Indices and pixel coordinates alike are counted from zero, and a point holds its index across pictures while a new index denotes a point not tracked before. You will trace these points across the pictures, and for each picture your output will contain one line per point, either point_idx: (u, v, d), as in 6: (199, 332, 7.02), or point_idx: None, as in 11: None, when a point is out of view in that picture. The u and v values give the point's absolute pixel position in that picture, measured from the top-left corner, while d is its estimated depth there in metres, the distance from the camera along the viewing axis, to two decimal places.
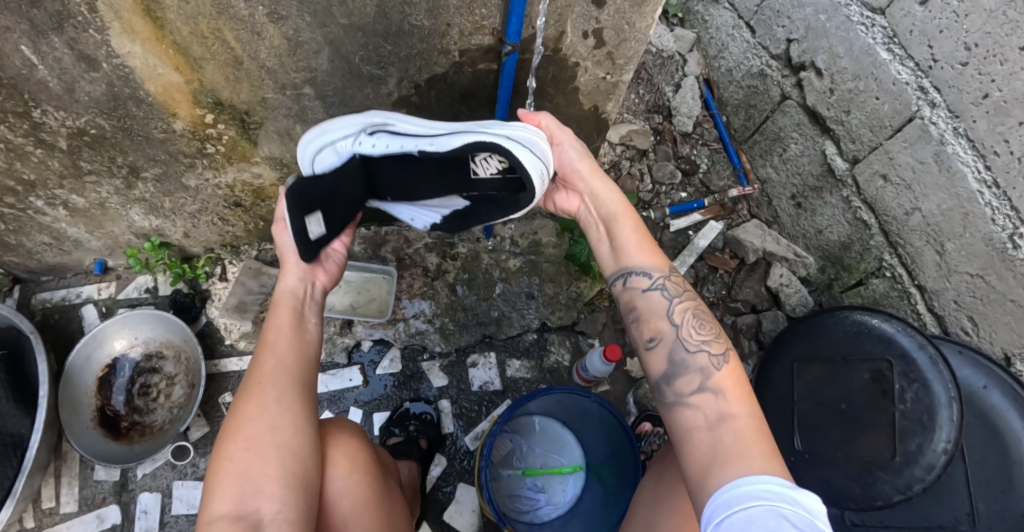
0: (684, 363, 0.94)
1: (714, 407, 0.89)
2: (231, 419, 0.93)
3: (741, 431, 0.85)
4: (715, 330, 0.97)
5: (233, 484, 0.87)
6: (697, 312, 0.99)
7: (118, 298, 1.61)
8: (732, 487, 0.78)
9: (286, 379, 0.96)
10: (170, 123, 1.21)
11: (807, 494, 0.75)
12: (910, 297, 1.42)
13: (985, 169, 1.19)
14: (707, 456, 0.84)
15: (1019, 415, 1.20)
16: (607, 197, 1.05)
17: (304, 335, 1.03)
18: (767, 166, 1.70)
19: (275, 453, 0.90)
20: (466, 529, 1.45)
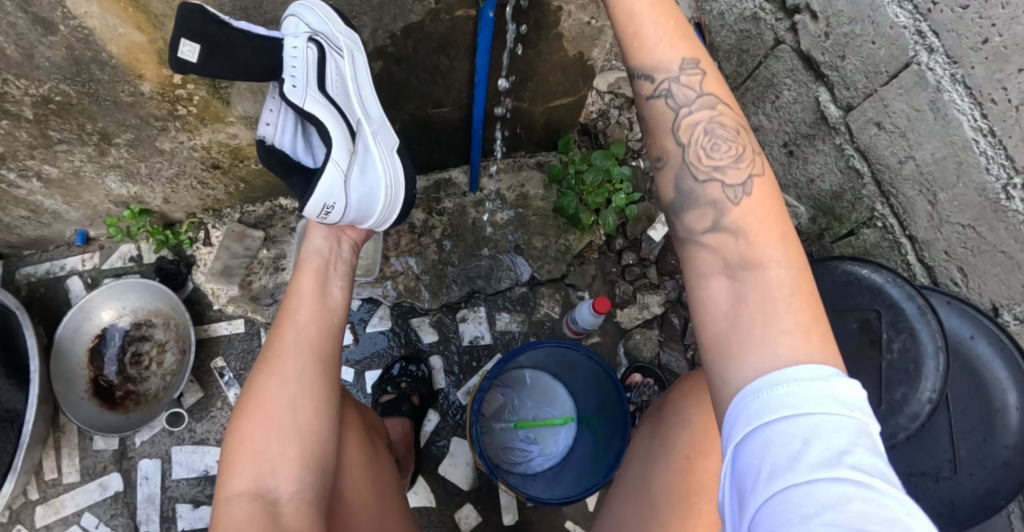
0: (693, 195, 0.83)
1: (730, 249, 0.78)
2: (247, 397, 0.98)
3: (769, 289, 0.74)
4: (734, 154, 0.83)
5: (251, 464, 0.92)
6: (710, 126, 0.84)
7: (103, 268, 1.59)
8: (751, 395, 0.69)
9: (304, 359, 1.01)
10: (137, 85, 1.16)
11: (837, 387, 0.66)
12: (900, 247, 1.42)
13: (982, 117, 1.17)
14: (724, 318, 0.76)
15: (1005, 365, 1.21)
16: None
17: (323, 314, 1.08)
18: (759, 114, 1.64)
19: (293, 435, 0.94)
20: (460, 481, 1.46)
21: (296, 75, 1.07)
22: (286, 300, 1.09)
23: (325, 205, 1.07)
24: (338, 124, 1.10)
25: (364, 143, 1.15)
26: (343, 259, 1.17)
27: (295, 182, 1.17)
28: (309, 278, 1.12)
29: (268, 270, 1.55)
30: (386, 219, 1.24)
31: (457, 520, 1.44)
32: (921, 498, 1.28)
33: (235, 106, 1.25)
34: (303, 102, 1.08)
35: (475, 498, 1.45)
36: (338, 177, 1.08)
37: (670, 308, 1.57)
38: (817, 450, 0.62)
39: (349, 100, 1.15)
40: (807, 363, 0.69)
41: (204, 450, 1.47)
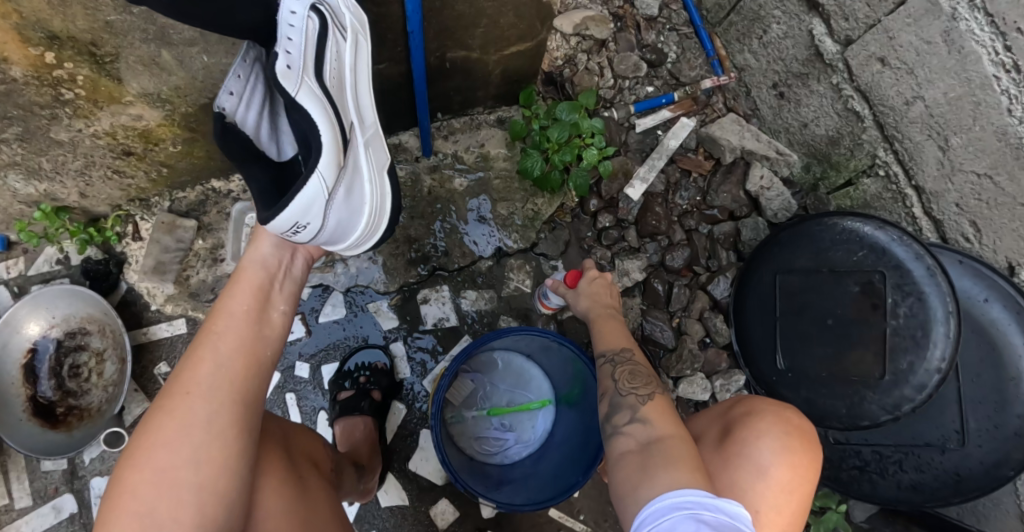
0: (617, 404, 0.97)
1: (644, 432, 0.90)
2: (142, 439, 0.82)
3: (671, 447, 0.85)
4: (648, 382, 0.99)
5: (131, 530, 0.76)
6: (633, 369, 1.02)
7: (29, 274, 1.43)
8: (654, 502, 0.76)
9: (219, 400, 0.86)
10: (6, 71, 0.97)
11: (726, 501, 0.75)
12: (905, 199, 1.27)
13: (1004, 49, 1.00)
14: (637, 468, 0.84)
15: (1020, 330, 1.11)
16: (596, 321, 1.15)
17: (251, 345, 0.93)
18: (745, 51, 1.46)
19: (193, 496, 0.79)
20: (433, 475, 1.33)
21: (293, 53, 0.87)
22: (209, 322, 0.94)
23: (297, 223, 0.88)
24: (333, 124, 0.91)
25: (355, 155, 0.98)
26: (289, 278, 1.03)
27: (257, 171, 0.93)
28: (243, 294, 0.97)
29: (206, 263, 1.39)
30: (358, 247, 1.10)
31: (433, 516, 1.32)
32: (925, 470, 1.21)
33: (129, 83, 1.06)
34: (296, 90, 0.87)
35: (452, 492, 1.33)
36: (320, 193, 0.89)
37: (650, 274, 1.44)
38: (705, 531, 0.68)
39: (346, 96, 0.98)
40: (691, 486, 0.77)
41: None
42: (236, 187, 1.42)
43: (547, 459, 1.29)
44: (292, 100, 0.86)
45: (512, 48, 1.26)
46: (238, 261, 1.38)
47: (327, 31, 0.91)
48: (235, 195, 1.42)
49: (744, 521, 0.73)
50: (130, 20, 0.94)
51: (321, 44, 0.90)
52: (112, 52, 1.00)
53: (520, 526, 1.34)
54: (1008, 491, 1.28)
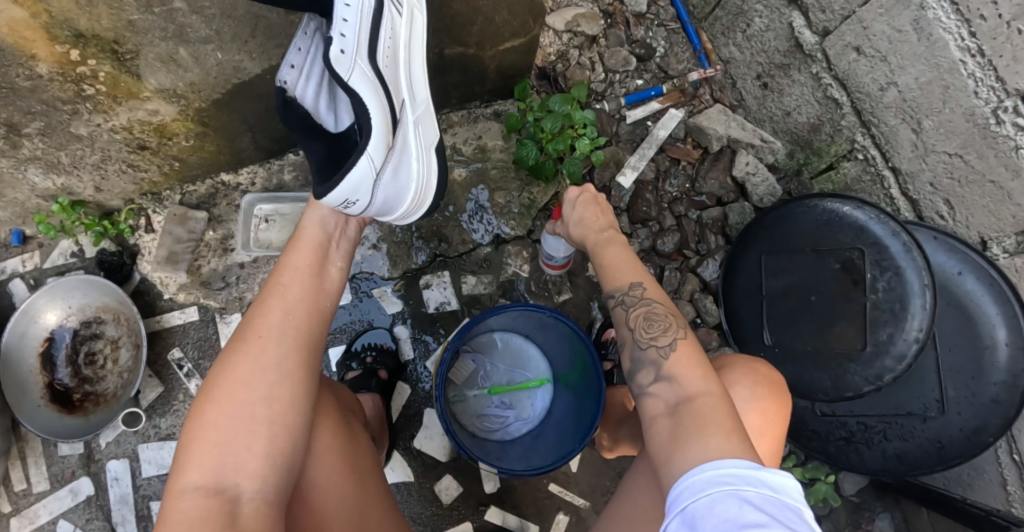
0: (641, 359, 0.97)
1: (671, 393, 0.90)
2: (220, 377, 0.94)
3: (695, 406, 0.86)
4: (666, 326, 0.98)
5: (211, 453, 0.87)
6: (649, 313, 1.01)
7: (45, 267, 1.48)
8: (692, 472, 0.77)
9: (288, 346, 0.98)
10: (33, 68, 1.04)
11: (773, 473, 0.73)
12: (883, 180, 1.33)
13: (969, 36, 1.07)
14: (669, 438, 0.85)
15: (993, 300, 1.17)
16: (600, 253, 1.12)
17: (312, 300, 1.05)
18: (730, 44, 1.53)
19: (266, 427, 0.90)
20: (437, 452, 1.39)
21: (346, 36, 0.97)
22: (276, 278, 1.07)
23: (348, 200, 0.97)
24: (380, 108, 1.01)
25: (402, 134, 1.07)
26: (347, 238, 1.16)
27: (317, 146, 1.03)
28: (306, 255, 1.10)
29: (216, 253, 1.45)
30: (403, 219, 1.18)
31: (437, 491, 1.38)
32: (908, 439, 1.27)
33: (147, 79, 1.12)
34: (349, 74, 0.98)
35: (456, 468, 1.39)
36: (368, 173, 0.98)
37: (643, 258, 1.50)
38: (751, 512, 0.67)
39: (395, 78, 1.08)
40: (731, 454, 0.77)
41: (171, 446, 1.42)
42: (245, 180, 1.48)
43: (546, 435, 1.35)
44: (345, 84, 0.98)
45: (507, 44, 1.33)
46: (247, 250, 1.42)
47: (376, 17, 1.02)
48: (244, 187, 1.48)
49: (795, 494, 0.71)
50: (152, 19, 1.01)
51: (372, 30, 1.01)
52: (133, 49, 1.06)
53: (521, 500, 1.40)
54: (990, 460, 1.34)
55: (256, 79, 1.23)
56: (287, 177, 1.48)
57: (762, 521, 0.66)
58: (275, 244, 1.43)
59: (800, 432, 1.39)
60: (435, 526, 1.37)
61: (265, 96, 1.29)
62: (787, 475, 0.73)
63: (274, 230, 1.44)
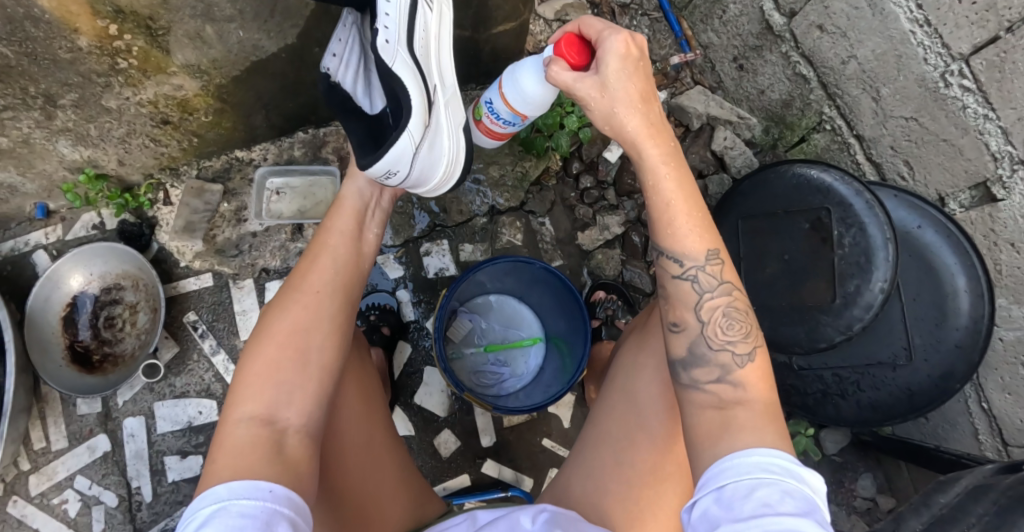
0: (705, 357, 0.96)
1: (730, 393, 0.93)
2: (274, 325, 1.04)
3: (753, 411, 0.90)
4: (745, 330, 0.97)
5: (267, 390, 0.99)
6: (727, 310, 0.98)
7: (67, 239, 1.58)
8: (739, 454, 0.83)
9: (336, 304, 1.09)
10: (74, 40, 1.13)
11: (810, 474, 0.80)
12: (849, 148, 1.44)
13: (917, 8, 1.19)
14: (719, 424, 0.90)
15: (951, 250, 1.26)
16: (669, 181, 0.98)
17: (355, 264, 1.16)
18: (708, 31, 1.64)
19: (316, 372, 1.03)
20: (437, 407, 1.47)
21: (390, 27, 1.03)
22: (323, 239, 1.16)
23: (388, 171, 1.06)
24: (419, 89, 1.06)
25: (438, 116, 1.11)
26: (380, 209, 1.23)
27: (356, 126, 1.12)
28: (349, 221, 1.18)
29: (230, 223, 1.55)
30: (436, 191, 1.24)
31: (437, 445, 1.45)
32: (881, 388, 1.35)
33: (175, 54, 1.22)
34: (392, 61, 1.03)
35: (453, 423, 1.46)
36: (408, 148, 1.05)
37: (629, 229, 1.60)
38: (788, 503, 0.75)
39: (433, 62, 1.12)
40: (778, 449, 0.83)
41: (185, 403, 1.51)
42: (257, 155, 1.58)
43: (537, 391, 1.44)
44: (389, 71, 1.03)
45: (501, 27, 1.45)
46: (261, 219, 1.52)
47: (416, 5, 1.06)
48: (256, 163, 1.58)
49: (825, 495, 0.80)
50: None
51: (411, 17, 1.06)
52: (165, 26, 1.16)
53: (516, 454, 1.47)
54: (962, 411, 1.41)
55: (272, 57, 1.35)
56: (296, 153, 1.59)
57: (796, 514, 0.74)
58: (286, 215, 1.53)
59: (779, 387, 1.48)
60: (436, 479, 1.44)
61: (279, 74, 1.40)
62: (820, 478, 0.81)
63: (284, 202, 1.54)
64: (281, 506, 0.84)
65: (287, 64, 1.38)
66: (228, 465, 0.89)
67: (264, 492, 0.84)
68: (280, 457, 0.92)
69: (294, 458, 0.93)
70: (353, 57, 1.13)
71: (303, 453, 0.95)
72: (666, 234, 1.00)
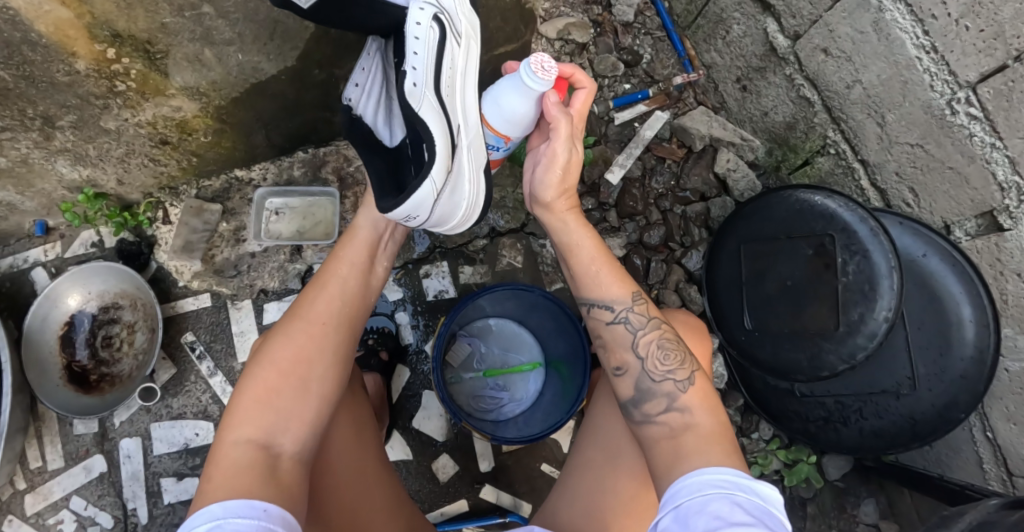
0: (651, 391, 1.01)
1: (680, 420, 0.96)
2: (279, 349, 1.03)
3: (702, 435, 0.93)
4: (680, 359, 1.02)
5: (266, 414, 0.98)
6: (661, 341, 1.05)
7: (66, 256, 1.57)
8: (692, 475, 0.86)
9: (342, 336, 1.09)
10: (72, 64, 1.12)
11: (762, 484, 0.82)
12: (854, 172, 1.43)
13: (923, 34, 1.17)
14: (671, 456, 0.92)
15: (957, 279, 1.24)
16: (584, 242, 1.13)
17: (364, 295, 1.16)
18: (711, 50, 1.63)
19: (315, 403, 1.02)
20: (435, 431, 1.46)
21: (417, 69, 1.00)
22: (333, 267, 1.15)
23: (408, 216, 1.04)
24: (445, 134, 1.03)
25: (461, 158, 1.08)
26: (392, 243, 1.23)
27: (376, 163, 1.09)
28: (360, 251, 1.18)
29: (229, 243, 1.54)
30: (451, 230, 1.22)
31: (435, 470, 1.44)
32: (884, 416, 1.33)
33: (174, 76, 1.21)
34: (418, 105, 1.00)
35: (452, 447, 1.45)
36: (429, 195, 1.03)
37: (630, 250, 1.61)
38: (739, 514, 0.77)
39: (460, 101, 1.08)
40: (722, 465, 0.86)
41: (182, 424, 1.50)
42: (257, 175, 1.56)
43: (535, 415, 1.42)
44: (415, 115, 1.00)
45: (501, 49, 1.46)
46: (259, 239, 1.50)
47: (444, 43, 1.03)
48: (256, 183, 1.56)
49: (779, 503, 0.81)
50: (182, 22, 1.13)
51: (439, 58, 1.03)
52: (164, 49, 1.16)
53: (515, 479, 1.46)
54: (966, 439, 1.39)
55: (271, 79, 1.34)
56: (296, 173, 1.57)
57: (749, 523, 0.76)
58: (285, 235, 1.52)
59: (782, 413, 1.46)
60: (433, 503, 1.43)
61: (278, 95, 1.39)
62: (772, 486, 0.83)
63: (283, 222, 1.53)
64: (274, 524, 0.84)
65: (286, 85, 1.37)
66: (222, 486, 0.87)
67: (257, 511, 0.84)
68: (273, 481, 0.91)
69: (288, 485, 0.92)
70: (376, 89, 1.16)
71: (296, 481, 0.94)
72: (595, 285, 1.10)
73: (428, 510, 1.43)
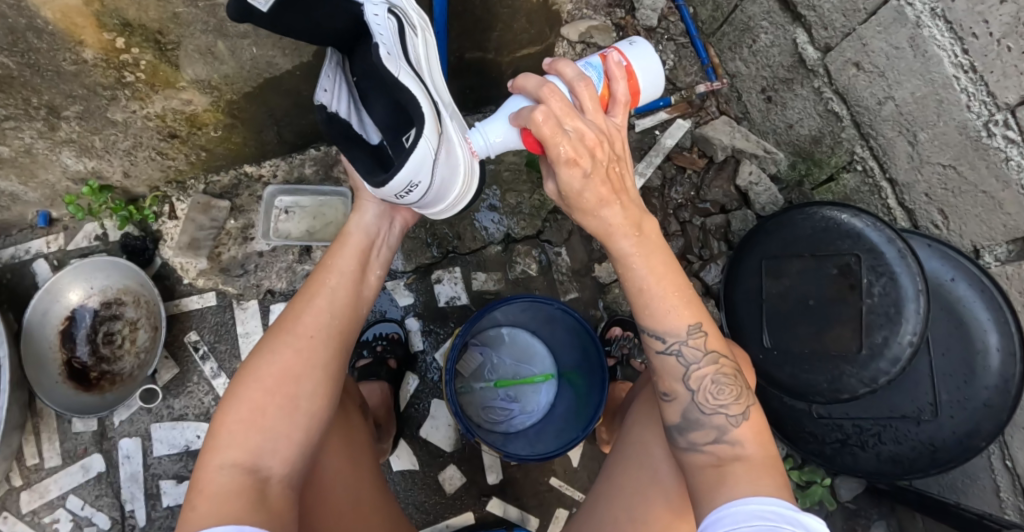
0: (699, 421, 0.97)
1: (728, 453, 0.94)
2: (266, 367, 0.99)
3: (752, 466, 0.91)
4: (735, 392, 0.98)
5: (253, 436, 0.94)
6: (717, 377, 0.98)
7: (68, 249, 1.53)
8: (736, 503, 0.85)
9: (331, 349, 1.05)
10: (79, 53, 1.07)
11: (810, 517, 0.80)
12: (881, 191, 1.40)
13: (962, 52, 1.12)
14: (714, 480, 0.91)
15: (984, 306, 1.21)
16: (642, 264, 0.96)
17: (355, 305, 1.12)
18: (736, 59, 1.60)
19: (304, 421, 0.99)
20: (443, 441, 1.49)
21: (386, 39, 0.97)
22: (322, 277, 1.12)
23: (411, 181, 0.97)
24: (426, 97, 0.99)
25: (445, 123, 1.04)
26: (386, 247, 1.20)
27: (358, 155, 1.04)
28: (351, 259, 1.15)
29: (236, 241, 1.50)
30: (452, 207, 1.16)
31: (441, 481, 1.47)
32: (902, 442, 1.30)
33: (185, 69, 1.17)
34: (398, 71, 0.96)
35: (459, 459, 1.48)
36: (429, 152, 0.96)
37: None
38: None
39: (429, 79, 1.07)
40: (773, 497, 0.84)
41: (183, 426, 1.47)
42: (267, 172, 1.52)
43: (548, 429, 1.41)
44: (394, 80, 0.95)
45: (524, 51, 1.47)
46: (267, 238, 1.47)
47: (403, 29, 1.03)
48: (266, 179, 1.52)
49: None
50: (195, 12, 1.08)
51: (400, 33, 1.02)
52: (175, 40, 1.11)
53: (522, 493, 1.49)
54: (983, 467, 1.35)
55: (286, 75, 1.30)
56: (308, 171, 1.53)
57: None
58: (294, 235, 1.48)
59: (798, 434, 1.42)
60: (438, 515, 1.47)
61: (293, 91, 1.35)
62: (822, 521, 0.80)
63: (293, 221, 1.49)
64: None
65: (300, 81, 1.33)
66: (208, 516, 0.85)
67: None
68: (262, 506, 0.88)
69: (278, 510, 0.90)
70: (344, 95, 1.07)
71: (286, 506, 0.91)
72: (647, 313, 0.98)
73: (433, 521, 1.46)
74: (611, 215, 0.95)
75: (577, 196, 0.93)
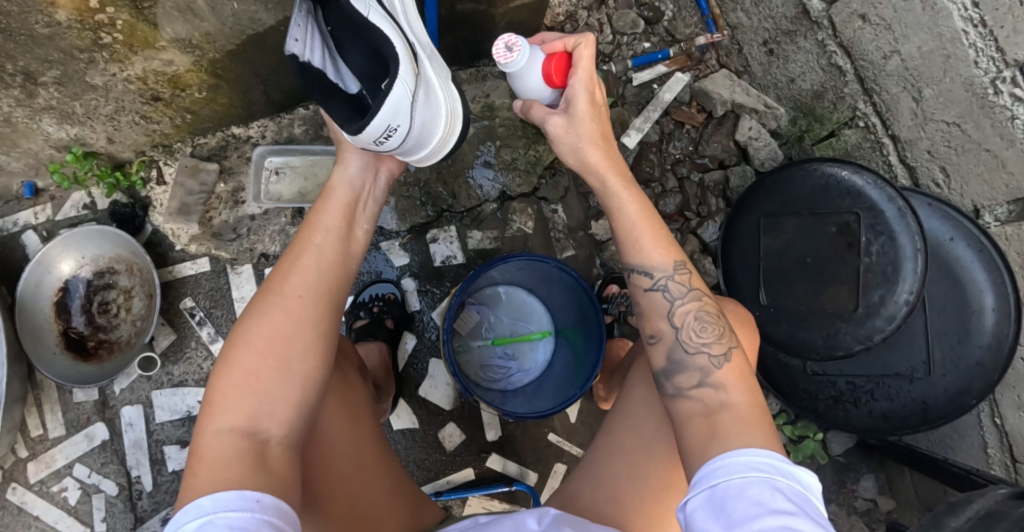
0: (683, 362, 1.00)
1: (715, 399, 0.94)
2: (257, 330, 0.99)
3: (740, 415, 0.90)
4: (718, 332, 1.01)
5: (249, 400, 0.95)
6: (699, 314, 1.03)
7: (57, 220, 1.49)
8: (730, 453, 0.83)
9: (321, 307, 1.05)
10: (51, 14, 1.00)
11: (801, 470, 0.81)
12: (882, 148, 1.39)
13: (972, 6, 1.08)
14: (706, 432, 0.90)
15: (981, 265, 1.22)
16: (630, 202, 1.06)
17: (344, 262, 1.11)
18: (738, 10, 1.54)
19: (299, 380, 0.99)
20: (443, 399, 1.51)
21: None
22: (308, 236, 1.10)
23: (390, 125, 0.94)
24: (401, 39, 0.97)
25: (423, 66, 1.02)
26: (371, 199, 1.19)
27: (339, 106, 0.97)
28: (336, 215, 1.14)
29: (227, 205, 1.48)
30: (435, 156, 1.14)
31: (441, 438, 1.51)
32: (895, 399, 1.33)
33: (164, 28, 1.09)
34: (366, 11, 0.94)
35: (458, 417, 1.52)
36: (405, 95, 0.94)
37: None
38: (781, 500, 0.75)
39: (405, 23, 1.04)
40: (767, 449, 0.83)
41: (184, 392, 1.48)
42: (255, 133, 1.49)
43: (546, 386, 1.44)
44: (365, 21, 0.94)
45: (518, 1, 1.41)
46: (258, 201, 1.44)
47: None
48: (254, 140, 1.49)
49: (817, 492, 0.80)
50: None
51: None
52: None
53: (521, 449, 1.53)
54: (973, 423, 1.40)
55: (271, 31, 1.21)
56: (296, 131, 1.49)
57: (794, 510, 0.73)
58: (285, 197, 1.45)
59: (792, 390, 1.45)
60: (439, 471, 1.51)
61: (279, 49, 1.28)
62: (810, 474, 0.81)
63: (284, 183, 1.45)
64: (270, 515, 0.81)
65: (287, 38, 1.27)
66: (209, 482, 0.85)
67: (250, 501, 0.81)
68: (264, 468, 0.88)
69: (279, 470, 0.90)
70: (316, 45, 0.95)
71: (286, 465, 0.92)
72: (634, 249, 1.07)
73: (434, 478, 1.50)
74: (605, 145, 1.10)
75: (582, 122, 1.08)
